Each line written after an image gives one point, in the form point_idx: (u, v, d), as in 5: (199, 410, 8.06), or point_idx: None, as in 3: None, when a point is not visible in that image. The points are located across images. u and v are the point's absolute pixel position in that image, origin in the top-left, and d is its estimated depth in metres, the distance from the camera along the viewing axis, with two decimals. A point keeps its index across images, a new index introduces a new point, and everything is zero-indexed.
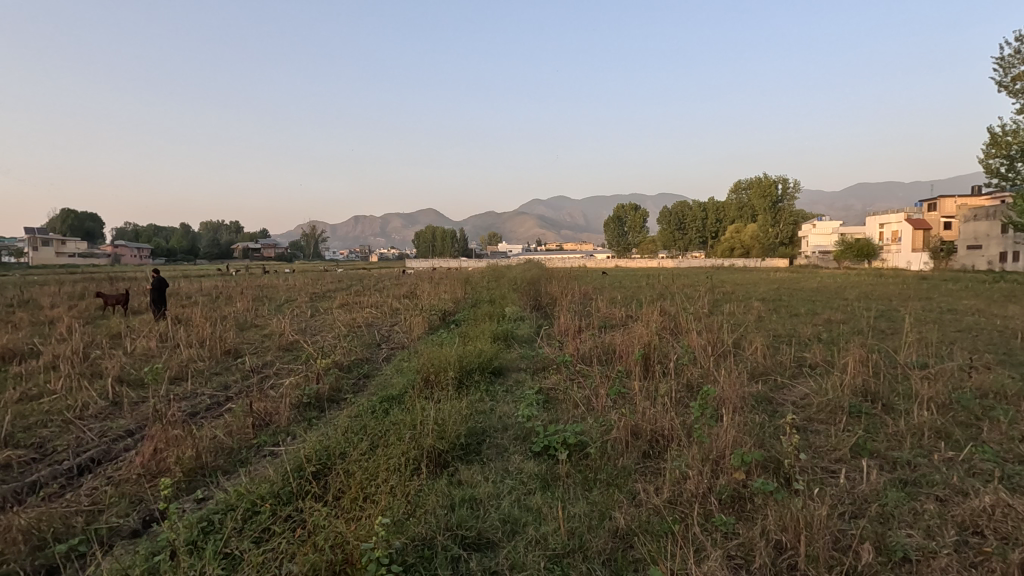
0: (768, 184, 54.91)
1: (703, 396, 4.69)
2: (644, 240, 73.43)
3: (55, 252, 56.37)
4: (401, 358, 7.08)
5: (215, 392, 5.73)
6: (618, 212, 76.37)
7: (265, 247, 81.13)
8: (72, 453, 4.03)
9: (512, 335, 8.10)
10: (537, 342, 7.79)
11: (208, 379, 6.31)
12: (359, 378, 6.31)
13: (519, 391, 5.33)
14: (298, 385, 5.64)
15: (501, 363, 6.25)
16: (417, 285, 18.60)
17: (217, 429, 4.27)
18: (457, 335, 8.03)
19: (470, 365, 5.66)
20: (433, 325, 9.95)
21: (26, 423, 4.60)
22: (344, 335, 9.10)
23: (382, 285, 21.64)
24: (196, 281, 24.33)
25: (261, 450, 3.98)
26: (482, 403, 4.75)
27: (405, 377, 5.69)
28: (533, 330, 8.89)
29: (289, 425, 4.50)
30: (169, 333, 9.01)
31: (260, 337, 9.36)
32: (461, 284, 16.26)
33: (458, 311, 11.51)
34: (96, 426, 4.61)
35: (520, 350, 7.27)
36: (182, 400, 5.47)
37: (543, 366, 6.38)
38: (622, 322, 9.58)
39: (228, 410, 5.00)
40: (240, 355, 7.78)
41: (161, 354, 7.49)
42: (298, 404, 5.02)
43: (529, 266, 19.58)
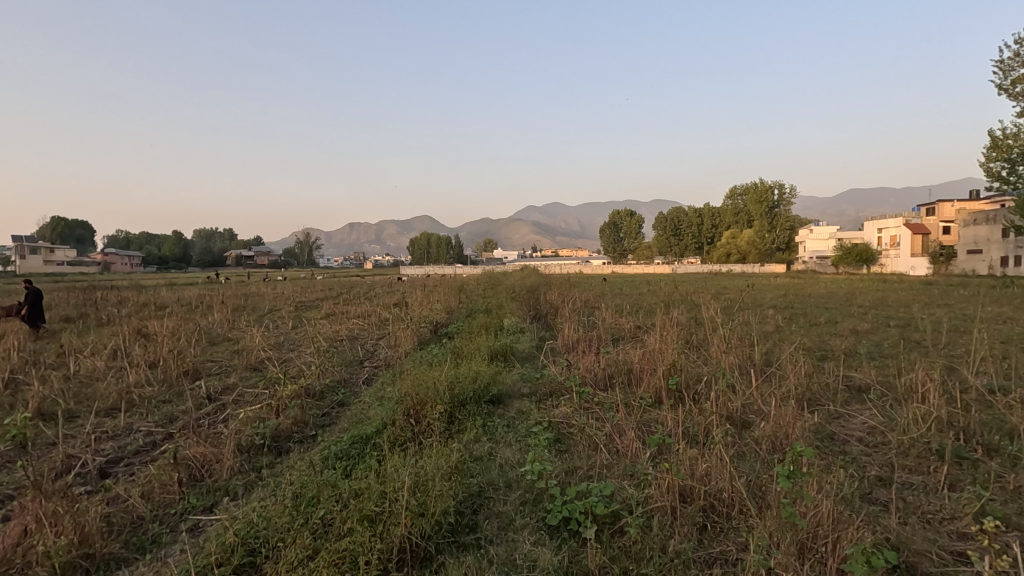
0: (763, 190, 55.19)
1: (761, 442, 3.68)
2: (640, 247, 72.68)
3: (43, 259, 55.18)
4: (384, 382, 6.03)
5: (154, 428, 4.67)
6: (614, 218, 75.61)
7: (258, 254, 80.61)
8: None
9: (512, 352, 7.07)
10: (541, 360, 6.78)
11: (152, 409, 5.25)
12: (332, 407, 5.28)
13: (523, 426, 4.33)
14: (253, 418, 4.60)
15: (502, 389, 5.22)
16: (410, 292, 17.60)
17: (132, 490, 3.26)
18: (448, 352, 6.98)
19: (463, 394, 4.64)
20: (424, 340, 8.90)
21: None
22: (322, 351, 8.05)
23: (373, 292, 20.56)
24: (179, 290, 23.26)
25: (185, 521, 2.97)
26: (481, 447, 3.76)
27: (385, 408, 4.67)
28: (534, 344, 7.88)
29: (230, 480, 3.48)
30: (125, 349, 7.94)
31: (227, 354, 8.27)
32: (455, 292, 15.23)
33: (451, 323, 10.48)
34: None
35: (522, 371, 6.23)
36: (110, 440, 4.41)
37: (551, 391, 5.36)
38: (634, 335, 8.57)
39: (160, 455, 3.97)
40: (199, 376, 6.70)
41: (104, 377, 6.41)
42: (247, 447, 4.00)
43: (527, 272, 18.69)
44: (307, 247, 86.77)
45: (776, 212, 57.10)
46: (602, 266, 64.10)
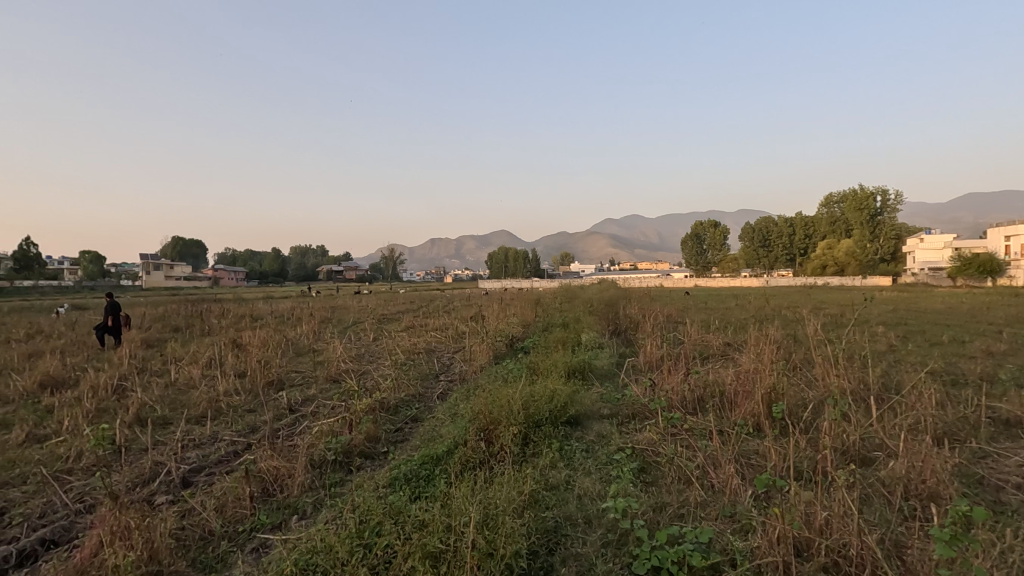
0: (864, 197, 50.52)
1: (888, 489, 3.10)
2: (725, 259, 69.27)
3: (164, 275, 61.37)
4: (458, 397, 5.86)
5: (236, 437, 4.76)
6: (696, 229, 72.61)
7: (347, 269, 85.18)
8: (27, 530, 3.15)
9: (590, 369, 6.68)
10: (622, 380, 6.34)
11: (237, 418, 5.40)
12: (405, 423, 5.17)
13: (603, 452, 3.97)
14: (328, 432, 4.55)
15: (580, 410, 4.86)
16: (487, 305, 17.62)
17: (208, 502, 3.26)
18: (523, 368, 6.71)
19: (537, 413, 4.35)
20: (499, 355, 8.69)
21: (3, 480, 3.83)
22: (399, 364, 8.05)
23: (452, 305, 20.82)
24: (275, 302, 24.79)
25: (251, 541, 2.90)
26: (557, 475, 3.45)
27: (458, 426, 4.48)
28: (614, 361, 7.42)
29: (300, 497, 3.40)
30: (220, 358, 8.36)
31: (310, 366, 8.50)
32: (531, 305, 15.04)
33: (527, 338, 10.21)
34: (79, 484, 3.73)
35: (601, 390, 5.83)
36: (196, 448, 4.53)
37: (633, 413, 4.94)
38: (724, 353, 7.87)
39: (239, 466, 4.00)
40: (283, 387, 6.88)
41: (198, 385, 6.73)
42: (320, 461, 3.95)
43: (605, 286, 18.13)
44: (392, 262, 90.67)
45: (880, 219, 52.27)
46: (685, 279, 61.01)
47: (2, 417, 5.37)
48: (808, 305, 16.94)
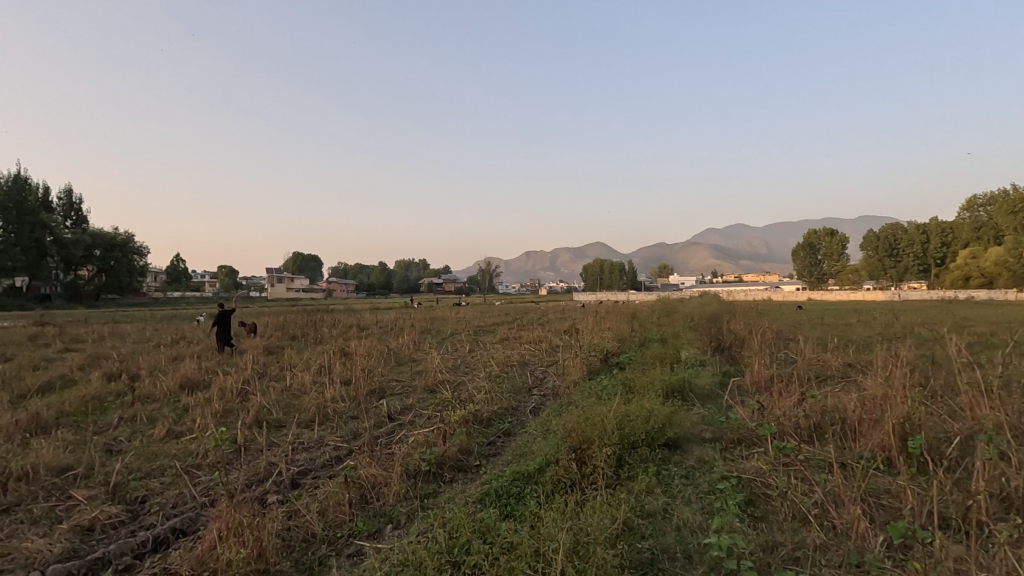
0: (1018, 198, 43.86)
1: None
2: (844, 270, 63.27)
3: (286, 287, 67.42)
4: (550, 413, 5.76)
5: (340, 443, 5.01)
6: (809, 238, 67.15)
7: (446, 282, 88.48)
8: (161, 518, 3.51)
9: (690, 388, 6.29)
10: (727, 401, 5.91)
11: (342, 424, 5.70)
12: (498, 437, 5.16)
13: (705, 481, 3.68)
14: (423, 442, 4.65)
15: (679, 432, 4.57)
16: (581, 318, 17.38)
17: (312, 506, 3.43)
18: (618, 384, 6.47)
19: (633, 433, 4.15)
20: (593, 370, 8.48)
21: (146, 471, 4.32)
22: (493, 376, 8.11)
23: (546, 318, 20.79)
24: (381, 313, 26.25)
25: (348, 546, 3.01)
26: (654, 502, 3.25)
27: (550, 443, 4.39)
28: (717, 381, 6.94)
29: (395, 506, 3.49)
30: (329, 366, 8.93)
31: (409, 375, 8.82)
32: (627, 319, 14.61)
33: (623, 353, 9.88)
34: (205, 479, 4.10)
35: (702, 412, 5.46)
36: (305, 451, 4.84)
37: (740, 438, 4.57)
38: (846, 375, 7.08)
39: (341, 472, 4.20)
40: (384, 395, 7.18)
41: (309, 391, 7.22)
42: (414, 472, 4.03)
43: (706, 299, 17.20)
44: (488, 275, 92.87)
45: None
46: (797, 292, 56.52)
47: (149, 413, 6.10)
48: (949, 322, 14.89)
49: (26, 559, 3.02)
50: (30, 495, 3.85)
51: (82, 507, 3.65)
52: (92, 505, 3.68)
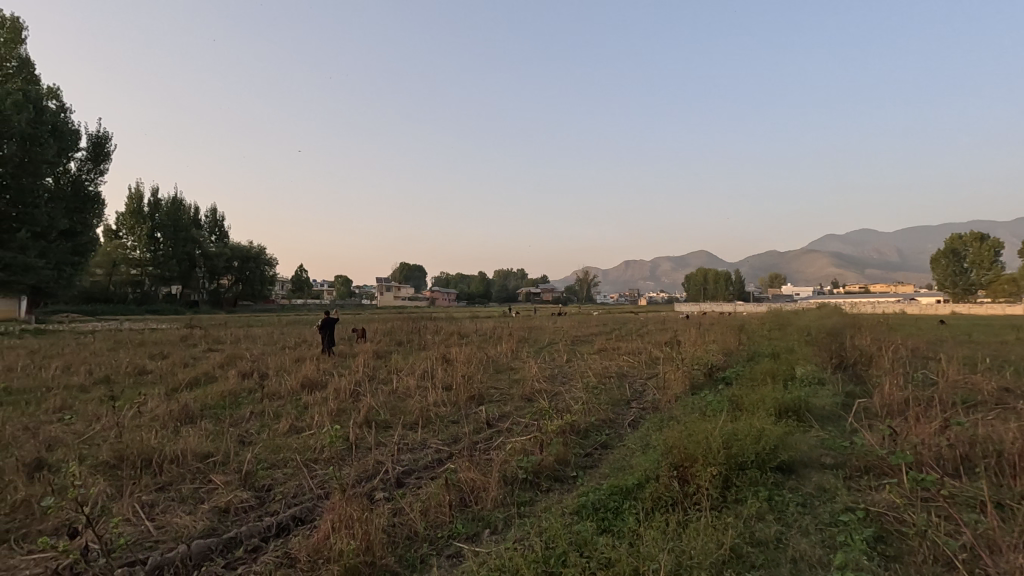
0: None
1: None
2: (999, 280, 55.02)
3: (394, 295, 71.41)
4: (650, 427, 5.56)
5: (441, 446, 5.20)
6: (953, 243, 59.31)
7: (544, 291, 88.98)
8: (284, 505, 3.84)
9: (807, 408, 5.77)
10: (851, 424, 5.35)
11: (442, 428, 5.90)
12: (595, 449, 5.07)
13: (825, 511, 3.34)
14: (520, 450, 4.69)
15: (794, 456, 4.21)
16: (685, 330, 16.65)
17: (414, 505, 3.58)
18: (725, 401, 6.09)
19: (741, 453, 3.89)
20: (696, 385, 8.06)
21: (272, 462, 4.76)
22: (590, 388, 7.98)
23: (646, 329, 20.17)
24: (480, 321, 26.92)
25: (448, 547, 3.11)
26: (765, 530, 3.01)
27: (650, 458, 4.23)
28: (839, 402, 6.31)
29: (492, 511, 3.54)
30: (431, 371, 9.30)
31: (507, 383, 8.93)
32: (734, 332, 13.77)
33: (730, 368, 9.28)
34: (321, 473, 4.43)
35: (822, 435, 4.99)
36: (409, 452, 5.07)
37: (866, 467, 4.11)
38: (1003, 402, 6.10)
39: (440, 474, 4.35)
40: (482, 402, 7.34)
41: (413, 395, 7.56)
42: (511, 478, 4.07)
43: (826, 311, 15.74)
44: (586, 285, 92.16)
45: None
46: (937, 304, 50.18)
47: (275, 409, 6.72)
48: None
49: (175, 532, 3.44)
50: (180, 476, 4.40)
51: (220, 490, 4.11)
52: (228, 489, 4.13)
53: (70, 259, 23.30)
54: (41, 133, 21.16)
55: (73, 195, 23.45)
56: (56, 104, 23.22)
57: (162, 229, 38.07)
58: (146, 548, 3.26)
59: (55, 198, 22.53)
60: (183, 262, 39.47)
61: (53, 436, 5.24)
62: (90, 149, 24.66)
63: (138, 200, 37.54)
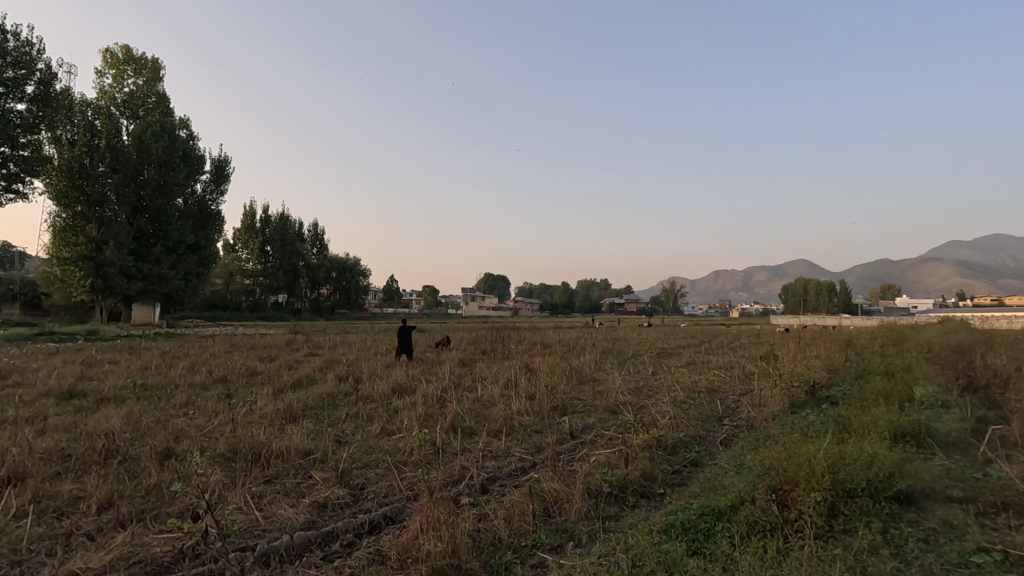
0: None
1: None
2: None
3: (478, 305, 72.96)
4: (745, 446, 5.25)
5: (525, 455, 5.21)
6: None
7: (629, 302, 87.09)
8: (376, 504, 4.03)
9: (928, 432, 5.18)
10: (984, 454, 4.73)
11: (525, 437, 5.91)
12: (683, 466, 4.86)
13: (954, 551, 2.97)
14: (604, 463, 4.59)
15: (913, 485, 3.79)
16: (782, 344, 15.57)
17: (498, 512, 3.61)
18: (830, 422, 5.61)
19: (850, 480, 3.56)
20: (796, 404, 7.50)
21: (365, 462, 5.01)
22: (678, 402, 7.66)
23: (739, 343, 19.10)
24: (564, 331, 26.81)
25: (532, 557, 3.11)
26: (879, 565, 2.74)
27: (744, 479, 3.99)
28: (969, 428, 5.60)
29: (576, 524, 3.49)
30: (515, 380, 9.38)
31: (591, 395, 8.79)
32: (840, 347, 12.68)
33: (836, 386, 8.53)
34: (410, 475, 4.59)
35: (948, 464, 4.45)
36: (493, 459, 5.13)
37: (1004, 504, 3.61)
38: None
39: (524, 483, 4.36)
40: (565, 413, 7.28)
41: (497, 403, 7.66)
42: (595, 492, 4.00)
43: (950, 325, 14.09)
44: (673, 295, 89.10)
45: None
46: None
47: (368, 412, 7.08)
48: None
49: (281, 523, 3.71)
50: (284, 471, 4.74)
51: (319, 486, 4.38)
52: (326, 485, 4.39)
53: (196, 270, 26.03)
54: (174, 159, 23.93)
55: (199, 213, 26.21)
56: (186, 133, 26.19)
57: (271, 243, 41.60)
58: (255, 536, 3.54)
59: (184, 215, 25.36)
60: (288, 273, 42.80)
61: (180, 428, 5.86)
62: (213, 171, 27.50)
63: (252, 216, 41.30)
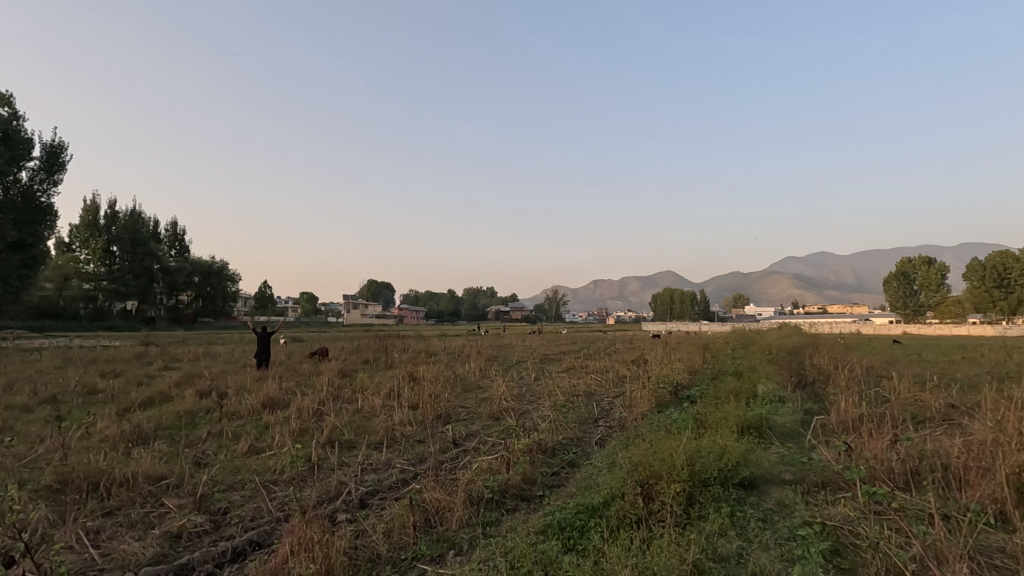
0: None
1: None
2: (945, 301, 57.34)
3: (361, 313, 70.26)
4: (617, 445, 5.62)
5: (407, 466, 5.11)
6: (903, 266, 61.78)
7: (514, 310, 89.15)
8: (241, 529, 3.71)
9: (767, 425, 5.92)
10: (809, 440, 5.52)
11: (407, 448, 5.79)
12: (561, 467, 5.08)
13: (784, 527, 3.42)
14: (485, 469, 4.63)
15: (755, 471, 4.31)
16: (651, 349, 16.81)
17: (378, 526, 3.51)
18: (689, 419, 6.17)
19: (704, 470, 3.94)
20: (662, 403, 8.15)
21: (228, 484, 4.58)
22: (558, 406, 7.97)
23: (615, 348, 20.35)
24: (450, 340, 26.68)
25: (412, 570, 3.05)
26: (727, 545, 3.06)
27: (616, 476, 4.27)
28: (799, 419, 6.48)
29: (458, 532, 3.50)
30: (397, 390, 9.15)
31: (475, 402, 8.84)
32: (700, 351, 14.02)
33: (695, 386, 9.40)
34: (280, 495, 4.28)
35: (782, 451, 5.12)
36: (372, 472, 4.97)
37: (819, 482, 4.24)
38: (950, 418, 6.35)
39: (404, 495, 4.27)
40: (449, 421, 7.26)
41: (379, 414, 7.44)
42: (477, 497, 4.04)
43: (787, 330, 16.17)
44: (556, 303, 92.78)
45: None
46: (885, 325, 51.80)
47: (233, 429, 6.50)
48: None
49: (122, 560, 3.27)
50: (129, 500, 4.19)
51: (172, 515, 3.93)
52: (180, 513, 3.95)
53: (18, 273, 22.22)
54: None
55: (23, 207, 22.38)
56: (8, 111, 22.29)
57: (119, 243, 36.96)
58: None
59: (3, 208, 21.53)
60: (140, 277, 38.15)
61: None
62: (43, 158, 23.78)
63: (94, 211, 36.29)
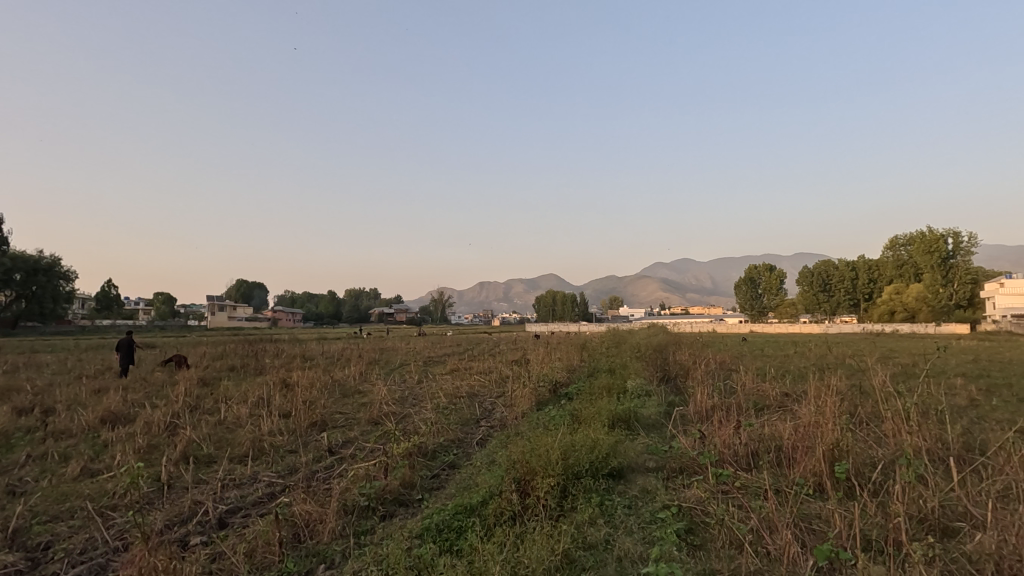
0: (934, 238, 42.44)
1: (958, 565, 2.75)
2: (782, 303, 65.64)
3: (229, 316, 64.47)
4: (497, 444, 5.71)
5: (275, 478, 4.76)
6: (750, 272, 69.72)
7: (399, 312, 87.18)
8: (67, 565, 3.21)
9: (635, 418, 6.37)
10: (670, 430, 6.02)
11: (277, 459, 5.41)
12: (441, 469, 5.05)
13: (646, 511, 3.70)
14: (362, 476, 4.47)
15: (623, 461, 4.61)
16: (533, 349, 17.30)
17: (239, 547, 3.24)
18: (565, 415, 6.44)
19: (577, 463, 4.15)
20: (542, 402, 8.41)
21: (53, 514, 3.95)
22: (440, 409, 7.92)
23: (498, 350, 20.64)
24: (328, 343, 25.36)
25: None
26: (595, 533, 3.23)
27: (493, 474, 4.34)
28: (662, 411, 7.04)
29: (330, 544, 3.34)
30: (267, 398, 8.52)
31: (354, 407, 8.49)
32: (578, 351, 14.69)
33: (572, 384, 9.84)
34: (121, 521, 3.78)
35: (647, 441, 5.52)
36: (235, 487, 4.57)
37: (678, 468, 4.64)
38: (783, 405, 7.30)
39: (270, 510, 3.97)
40: (325, 428, 6.91)
41: (244, 424, 6.85)
42: (350, 507, 3.87)
43: (654, 330, 17.49)
44: (441, 305, 92.16)
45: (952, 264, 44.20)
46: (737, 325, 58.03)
47: (62, 450, 5.62)
48: (872, 353, 15.61)
49: None
50: None
51: None
52: None
53: None
54: None
55: None
56: None
57: None
58: None
59: None
60: None
61: None
62: None
63: None
